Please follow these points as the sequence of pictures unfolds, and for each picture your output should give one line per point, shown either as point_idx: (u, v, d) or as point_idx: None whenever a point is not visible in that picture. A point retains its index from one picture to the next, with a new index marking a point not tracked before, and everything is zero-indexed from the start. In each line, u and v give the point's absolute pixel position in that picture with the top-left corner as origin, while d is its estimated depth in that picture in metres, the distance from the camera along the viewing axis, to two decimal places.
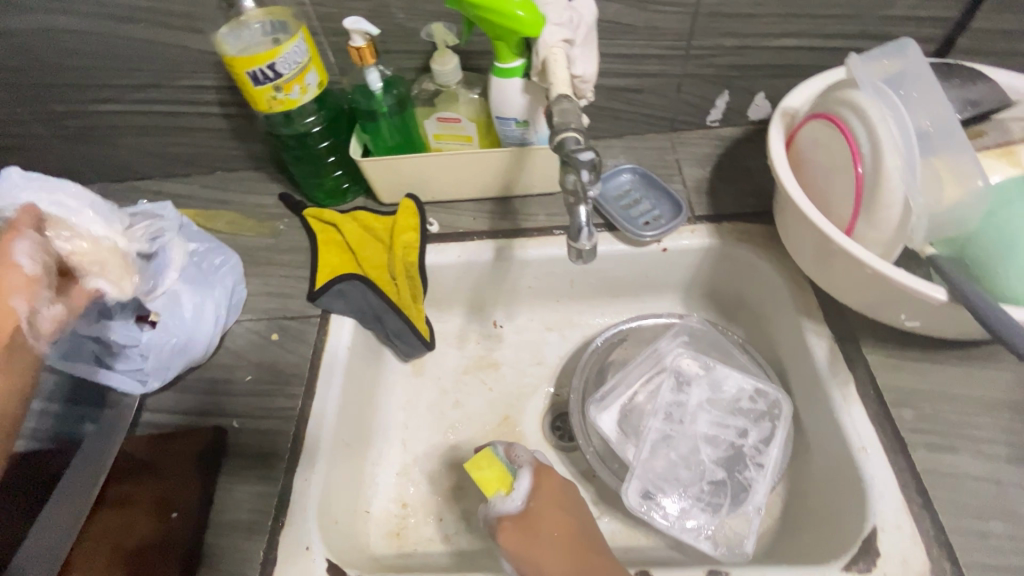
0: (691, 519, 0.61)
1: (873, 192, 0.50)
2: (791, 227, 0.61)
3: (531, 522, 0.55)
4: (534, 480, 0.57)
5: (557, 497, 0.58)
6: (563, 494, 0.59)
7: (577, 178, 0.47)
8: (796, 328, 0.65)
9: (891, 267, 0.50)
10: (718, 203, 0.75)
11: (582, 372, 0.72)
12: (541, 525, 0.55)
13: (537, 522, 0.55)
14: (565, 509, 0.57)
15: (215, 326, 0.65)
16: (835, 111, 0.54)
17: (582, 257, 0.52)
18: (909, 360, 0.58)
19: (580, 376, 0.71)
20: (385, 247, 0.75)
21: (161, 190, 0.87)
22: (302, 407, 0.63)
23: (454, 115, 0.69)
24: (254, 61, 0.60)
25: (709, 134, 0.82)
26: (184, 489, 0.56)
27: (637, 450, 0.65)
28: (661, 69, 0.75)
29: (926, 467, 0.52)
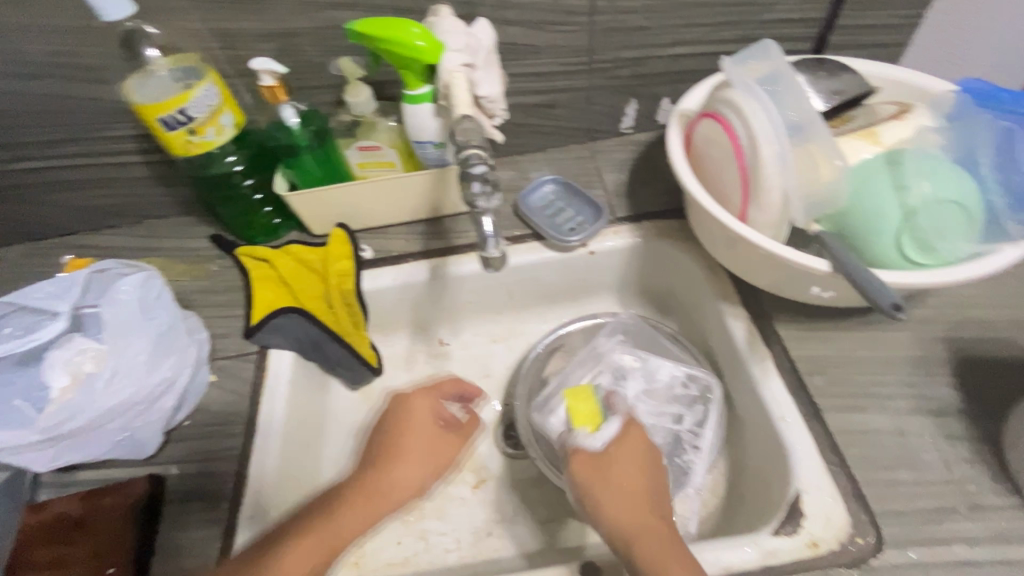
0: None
1: (756, 181, 0.54)
2: (698, 218, 0.65)
3: (605, 460, 0.56)
4: (625, 424, 0.59)
5: (639, 457, 0.57)
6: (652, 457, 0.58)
7: (471, 191, 0.52)
8: (717, 312, 0.68)
9: (782, 247, 0.54)
10: (637, 204, 0.79)
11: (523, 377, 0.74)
12: (616, 467, 0.56)
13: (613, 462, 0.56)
14: (643, 470, 0.56)
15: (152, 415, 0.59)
16: (718, 109, 0.59)
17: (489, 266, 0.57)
18: (817, 330, 0.62)
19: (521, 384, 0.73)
20: (320, 278, 0.76)
21: (88, 244, 0.85)
22: (243, 444, 0.62)
23: (373, 143, 0.71)
24: (164, 107, 0.61)
25: (625, 140, 0.87)
26: (117, 543, 0.53)
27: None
28: (570, 84, 0.79)
29: (839, 428, 0.56)
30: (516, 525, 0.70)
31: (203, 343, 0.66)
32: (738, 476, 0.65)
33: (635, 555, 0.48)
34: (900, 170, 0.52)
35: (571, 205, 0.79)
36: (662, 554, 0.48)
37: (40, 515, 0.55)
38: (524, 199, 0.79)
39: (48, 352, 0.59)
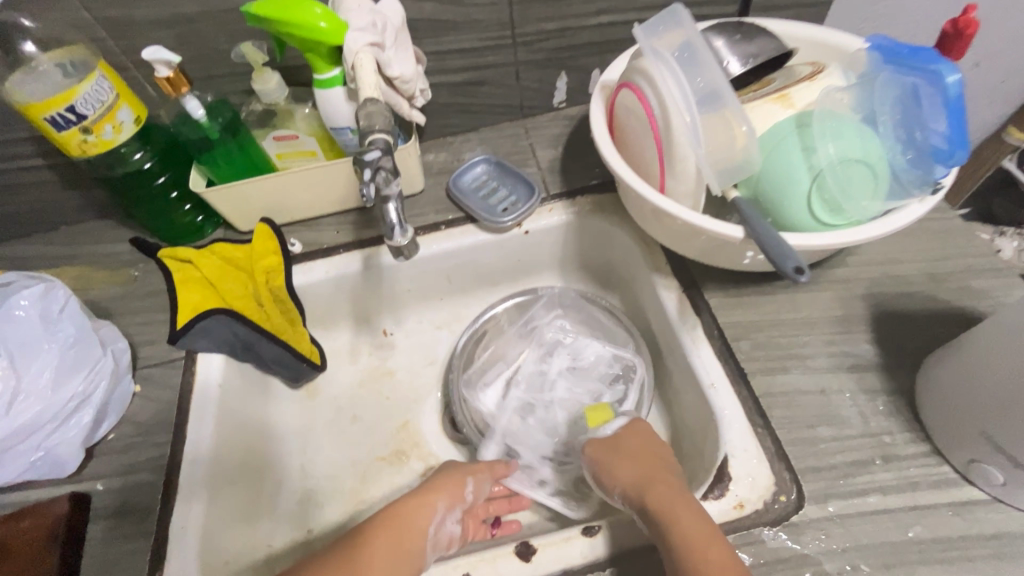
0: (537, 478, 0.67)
1: (671, 152, 0.54)
2: (626, 191, 0.64)
3: (615, 439, 0.60)
4: (629, 421, 0.62)
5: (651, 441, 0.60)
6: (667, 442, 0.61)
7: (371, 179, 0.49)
8: (650, 285, 0.68)
9: (701, 217, 0.55)
10: (571, 179, 0.78)
11: (461, 348, 0.76)
12: (631, 446, 0.59)
13: (622, 440, 0.60)
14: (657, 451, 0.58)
15: (71, 429, 0.57)
16: (635, 80, 0.57)
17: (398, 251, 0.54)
18: (744, 296, 0.63)
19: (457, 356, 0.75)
20: (248, 277, 0.73)
21: (1, 255, 0.81)
22: (172, 453, 0.61)
23: (290, 132, 0.69)
24: (48, 106, 0.57)
25: (558, 115, 0.86)
26: (39, 565, 0.52)
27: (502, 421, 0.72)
28: (495, 59, 0.77)
29: (764, 390, 0.57)
30: None
31: (122, 352, 0.64)
32: (678, 444, 0.66)
33: (659, 514, 0.50)
34: (808, 132, 0.52)
35: (506, 185, 0.77)
36: (694, 518, 0.49)
37: None
38: (457, 179, 0.78)
39: None
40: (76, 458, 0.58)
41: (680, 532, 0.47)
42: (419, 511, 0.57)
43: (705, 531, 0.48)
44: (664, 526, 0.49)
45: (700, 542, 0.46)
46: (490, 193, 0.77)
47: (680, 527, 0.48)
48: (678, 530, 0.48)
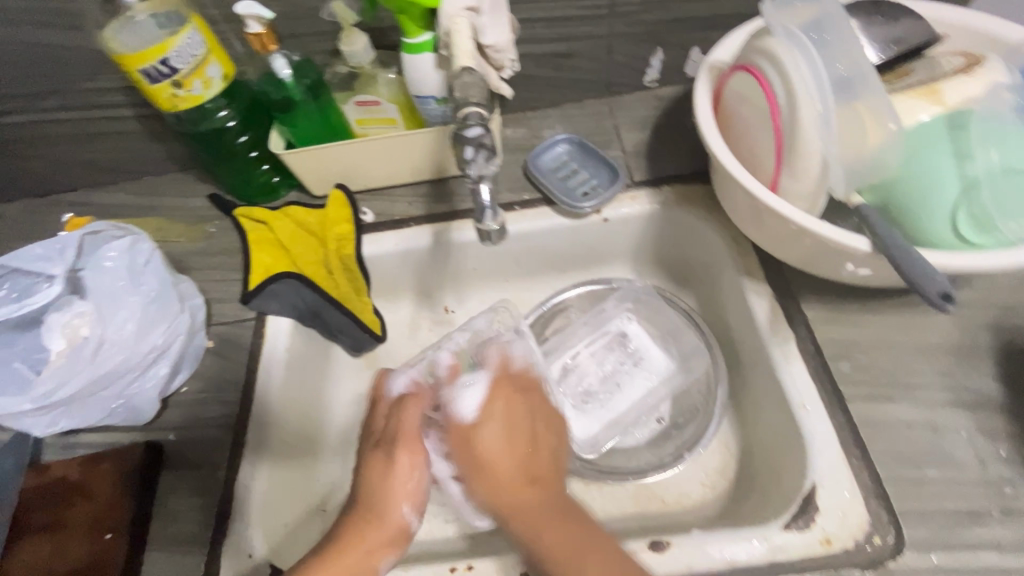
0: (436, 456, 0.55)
1: (794, 145, 0.48)
2: (724, 185, 0.59)
3: (471, 434, 0.51)
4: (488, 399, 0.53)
5: (520, 422, 0.52)
6: (542, 422, 0.54)
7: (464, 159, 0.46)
8: (738, 288, 0.63)
9: (817, 221, 0.49)
10: (657, 166, 0.73)
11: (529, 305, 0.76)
12: (500, 452, 0.50)
13: (486, 436, 0.51)
14: (533, 437, 0.52)
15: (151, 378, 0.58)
16: (755, 61, 0.52)
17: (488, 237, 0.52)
18: (847, 312, 0.57)
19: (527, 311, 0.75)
20: (319, 242, 0.73)
21: (88, 202, 0.84)
22: (240, 412, 0.61)
23: (373, 98, 0.66)
24: (144, 57, 0.56)
25: (647, 95, 0.79)
26: (114, 509, 0.54)
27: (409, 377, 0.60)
28: (588, 31, 0.71)
29: (864, 419, 0.52)
30: None
31: (197, 309, 0.65)
32: (751, 462, 0.62)
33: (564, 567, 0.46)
34: (964, 136, 0.45)
35: (586, 168, 0.73)
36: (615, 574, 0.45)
37: (40, 478, 0.56)
38: (535, 157, 0.74)
39: (46, 314, 0.60)
40: (151, 407, 0.59)
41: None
42: (388, 546, 0.49)
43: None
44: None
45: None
46: (567, 175, 0.73)
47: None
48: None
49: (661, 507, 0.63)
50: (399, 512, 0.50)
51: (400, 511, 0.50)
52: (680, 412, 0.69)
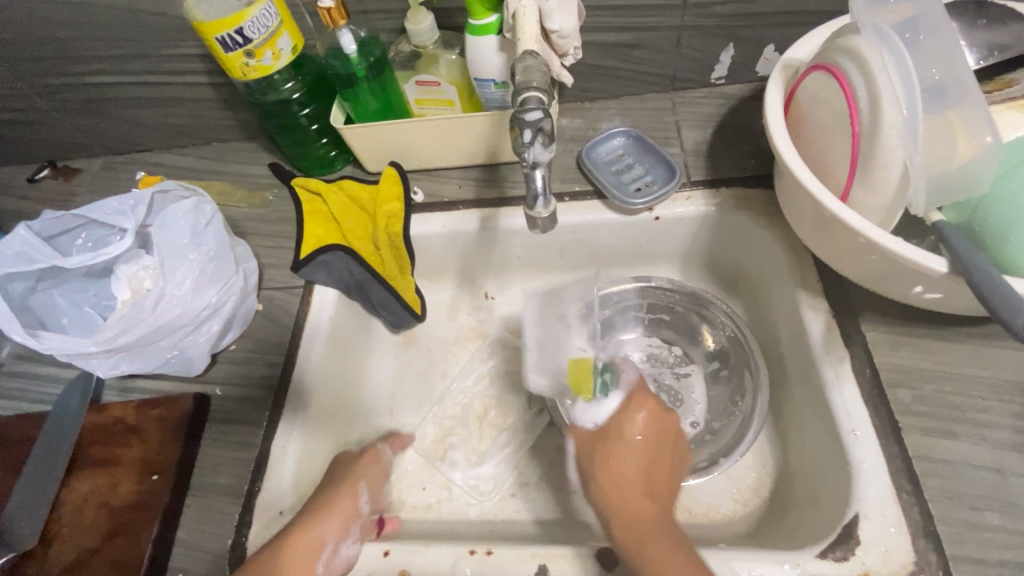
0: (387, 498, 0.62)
1: (872, 154, 0.45)
2: (789, 192, 0.56)
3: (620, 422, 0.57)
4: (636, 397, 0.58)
5: (654, 422, 0.57)
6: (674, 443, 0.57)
7: (520, 140, 0.46)
8: (792, 301, 0.60)
9: (889, 236, 0.46)
10: (717, 166, 0.70)
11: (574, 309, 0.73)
12: (638, 434, 0.56)
13: (630, 416, 0.57)
14: (653, 435, 0.56)
15: (204, 335, 0.61)
16: (835, 61, 0.48)
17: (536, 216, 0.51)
18: (912, 337, 0.54)
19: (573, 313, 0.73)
20: (369, 218, 0.74)
21: (160, 162, 0.88)
22: (282, 375, 0.64)
23: (433, 78, 0.67)
24: (221, 26, 0.59)
25: (713, 92, 0.76)
26: (163, 453, 0.57)
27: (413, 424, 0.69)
28: (657, 21, 0.69)
29: (920, 452, 0.49)
30: (537, 492, 0.67)
31: (251, 273, 0.67)
32: (787, 484, 0.60)
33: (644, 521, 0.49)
34: None
35: (640, 163, 0.71)
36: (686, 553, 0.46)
37: (100, 417, 0.60)
38: (590, 150, 0.72)
39: (116, 266, 0.65)
40: (203, 362, 0.63)
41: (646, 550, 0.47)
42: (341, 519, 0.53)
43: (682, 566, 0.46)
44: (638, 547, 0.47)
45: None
46: (618, 167, 0.71)
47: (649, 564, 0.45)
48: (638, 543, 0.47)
49: (689, 519, 0.62)
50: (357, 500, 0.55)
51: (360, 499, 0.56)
52: (715, 418, 0.68)
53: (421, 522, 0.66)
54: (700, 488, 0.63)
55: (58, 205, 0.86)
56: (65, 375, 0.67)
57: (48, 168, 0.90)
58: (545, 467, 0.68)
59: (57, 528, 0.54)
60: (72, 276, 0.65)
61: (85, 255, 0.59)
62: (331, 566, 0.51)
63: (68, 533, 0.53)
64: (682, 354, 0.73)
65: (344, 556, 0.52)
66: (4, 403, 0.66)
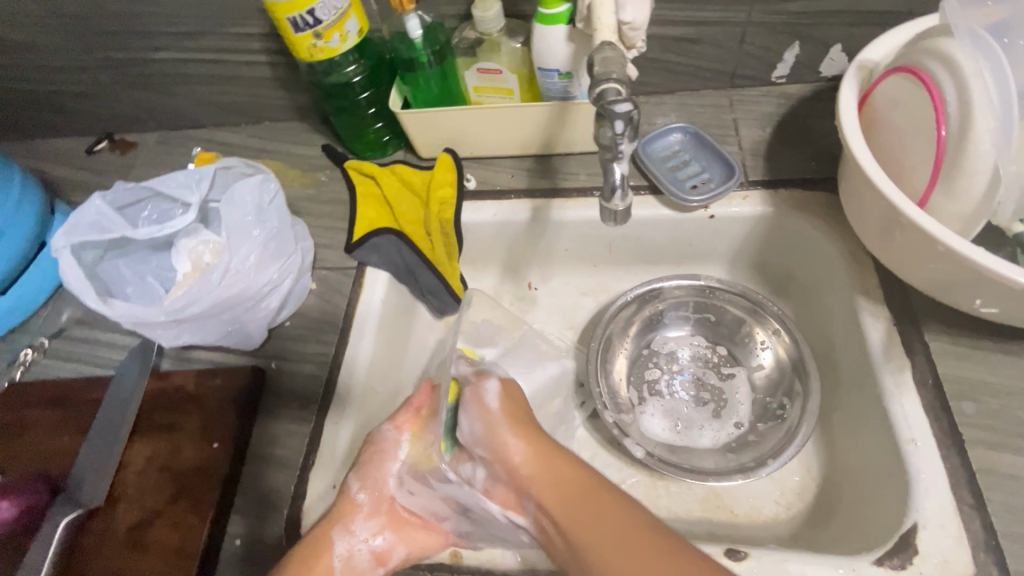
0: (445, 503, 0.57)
1: (956, 160, 0.44)
2: (856, 196, 0.55)
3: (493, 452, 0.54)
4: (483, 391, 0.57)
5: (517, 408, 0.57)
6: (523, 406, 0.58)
7: (611, 132, 0.46)
8: (850, 307, 0.59)
9: (968, 245, 0.45)
10: (775, 168, 0.69)
11: (625, 302, 0.72)
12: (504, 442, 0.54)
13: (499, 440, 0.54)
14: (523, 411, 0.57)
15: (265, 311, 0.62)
16: (922, 65, 0.47)
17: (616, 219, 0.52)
18: (978, 350, 0.53)
19: (618, 313, 0.72)
20: (421, 203, 0.75)
21: (214, 139, 0.90)
22: (336, 353, 0.65)
23: (495, 66, 0.67)
24: (294, 6, 0.59)
25: (773, 92, 0.75)
26: (221, 422, 0.58)
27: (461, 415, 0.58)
28: (723, 17, 0.68)
29: (982, 466, 0.48)
30: None
31: (308, 251, 0.68)
32: (836, 490, 0.59)
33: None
34: None
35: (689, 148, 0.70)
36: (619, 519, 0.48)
37: (161, 383, 0.62)
38: (644, 144, 0.72)
39: (179, 239, 0.67)
40: (261, 337, 0.64)
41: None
42: (343, 526, 0.54)
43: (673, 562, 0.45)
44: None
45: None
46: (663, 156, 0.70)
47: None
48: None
49: (731, 517, 0.62)
50: (349, 499, 0.55)
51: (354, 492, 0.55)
52: (760, 418, 0.68)
53: None
54: (743, 488, 0.63)
55: (115, 176, 0.89)
56: (126, 341, 0.69)
57: (106, 140, 0.93)
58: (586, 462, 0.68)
59: (120, 490, 0.55)
60: (137, 248, 0.67)
61: (155, 227, 0.61)
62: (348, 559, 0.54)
63: (133, 494, 0.55)
64: (727, 354, 0.73)
65: (363, 555, 0.54)
66: (69, 365, 0.68)
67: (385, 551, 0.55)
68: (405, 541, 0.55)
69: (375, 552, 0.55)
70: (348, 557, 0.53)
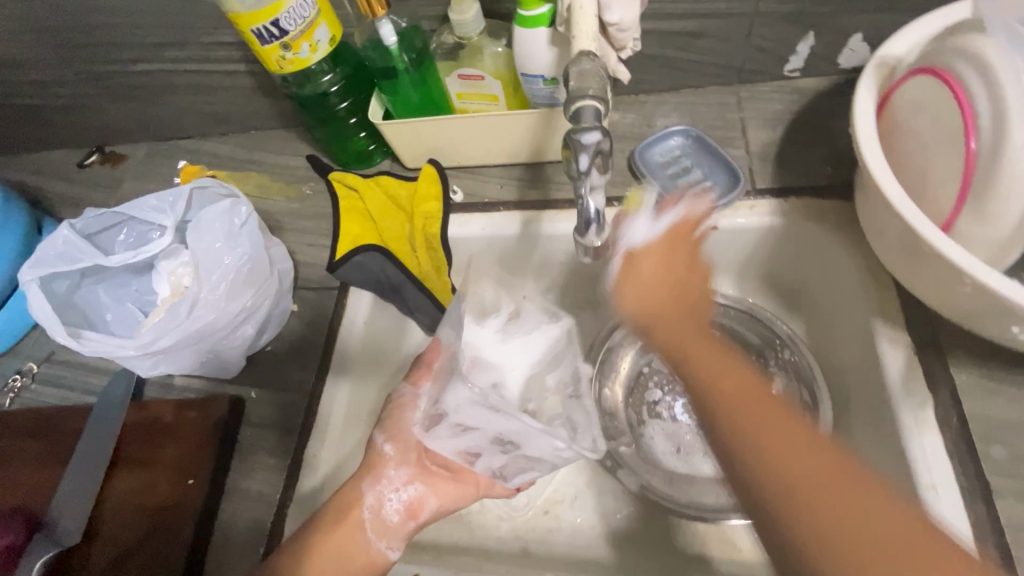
0: (474, 452, 0.52)
1: (987, 176, 0.39)
2: (872, 212, 0.49)
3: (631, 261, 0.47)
4: (679, 221, 0.49)
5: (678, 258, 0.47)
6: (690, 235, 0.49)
7: (573, 164, 0.42)
8: (866, 332, 0.54)
9: (999, 276, 0.40)
10: (786, 173, 0.63)
11: None
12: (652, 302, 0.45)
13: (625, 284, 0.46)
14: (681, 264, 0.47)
15: (238, 340, 0.60)
16: (950, 67, 0.42)
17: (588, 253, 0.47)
18: (1010, 385, 0.47)
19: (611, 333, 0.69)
20: (406, 218, 0.71)
21: (201, 150, 0.88)
22: (317, 381, 0.63)
23: (476, 72, 0.62)
24: (257, 17, 0.56)
25: (785, 87, 0.68)
26: (198, 456, 0.57)
27: (472, 399, 0.48)
28: (727, 7, 0.61)
29: (1012, 520, 0.43)
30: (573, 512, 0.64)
31: (287, 273, 0.65)
32: None
33: (729, 446, 0.38)
34: None
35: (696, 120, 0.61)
36: (738, 380, 0.40)
37: (139, 414, 0.60)
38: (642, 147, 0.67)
39: (157, 262, 0.65)
40: (238, 366, 0.62)
41: (788, 486, 0.35)
42: (374, 483, 0.55)
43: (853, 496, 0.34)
44: (765, 496, 0.36)
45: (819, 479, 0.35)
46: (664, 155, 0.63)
47: (814, 538, 0.34)
48: (744, 434, 0.38)
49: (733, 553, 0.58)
50: (381, 451, 0.56)
51: (383, 445, 0.56)
52: None
53: (452, 533, 0.65)
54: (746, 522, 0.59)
55: (105, 191, 0.88)
56: (111, 366, 0.68)
57: (97, 153, 0.91)
58: (582, 488, 0.65)
59: (96, 526, 0.55)
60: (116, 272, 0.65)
61: (128, 254, 0.60)
62: (384, 511, 0.54)
63: (111, 530, 0.54)
64: None
65: (395, 509, 0.55)
66: (55, 391, 0.68)
67: (416, 502, 0.55)
68: (439, 494, 0.55)
69: (405, 506, 0.55)
70: (378, 512, 0.54)
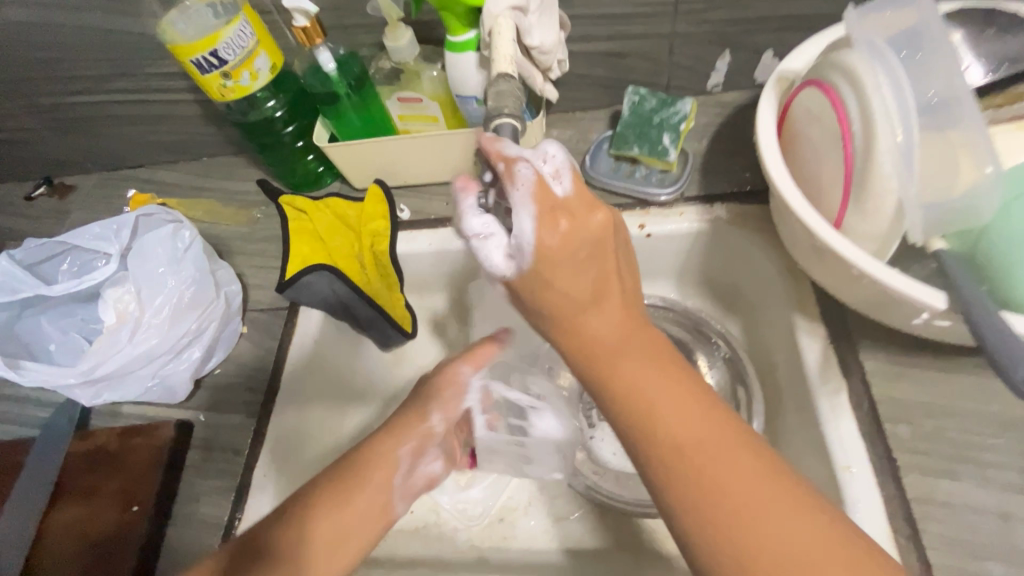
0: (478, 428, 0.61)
1: (864, 180, 0.43)
2: (782, 214, 0.53)
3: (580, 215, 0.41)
4: (544, 221, 0.40)
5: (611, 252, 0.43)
6: (616, 240, 0.42)
7: None
8: (789, 325, 0.57)
9: (891, 271, 0.43)
10: (711, 180, 0.67)
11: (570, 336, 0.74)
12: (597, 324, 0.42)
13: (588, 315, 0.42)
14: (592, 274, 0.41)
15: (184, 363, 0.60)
16: (829, 78, 0.46)
17: (519, 254, 0.40)
18: (915, 368, 0.51)
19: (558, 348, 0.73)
20: (355, 236, 0.72)
21: (152, 178, 0.88)
22: (266, 402, 0.63)
23: (415, 94, 0.65)
24: (195, 48, 0.57)
25: (710, 100, 0.73)
26: (143, 483, 0.57)
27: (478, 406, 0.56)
28: (647, 29, 0.66)
29: (918, 494, 0.46)
30: (526, 518, 0.66)
31: (234, 295, 0.67)
32: None
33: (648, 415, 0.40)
34: None
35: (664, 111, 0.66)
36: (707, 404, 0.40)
37: (83, 444, 0.60)
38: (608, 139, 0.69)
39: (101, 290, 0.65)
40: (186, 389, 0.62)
41: (721, 517, 0.36)
42: (384, 466, 0.53)
43: (781, 505, 0.36)
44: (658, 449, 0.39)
45: (797, 561, 0.34)
46: (626, 135, 0.66)
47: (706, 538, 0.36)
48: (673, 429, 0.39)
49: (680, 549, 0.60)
50: (391, 455, 0.54)
51: (392, 446, 0.55)
52: None
53: (409, 545, 0.66)
54: None
55: (53, 222, 0.87)
56: (53, 397, 0.67)
57: (44, 185, 0.91)
58: (535, 495, 0.66)
59: (36, 561, 0.54)
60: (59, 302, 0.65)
61: (69, 282, 0.60)
62: (418, 483, 0.57)
63: (50, 566, 0.53)
64: None
65: (422, 477, 0.58)
66: None
67: (436, 474, 0.60)
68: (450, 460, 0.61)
69: (429, 478, 0.59)
70: (410, 481, 0.56)
